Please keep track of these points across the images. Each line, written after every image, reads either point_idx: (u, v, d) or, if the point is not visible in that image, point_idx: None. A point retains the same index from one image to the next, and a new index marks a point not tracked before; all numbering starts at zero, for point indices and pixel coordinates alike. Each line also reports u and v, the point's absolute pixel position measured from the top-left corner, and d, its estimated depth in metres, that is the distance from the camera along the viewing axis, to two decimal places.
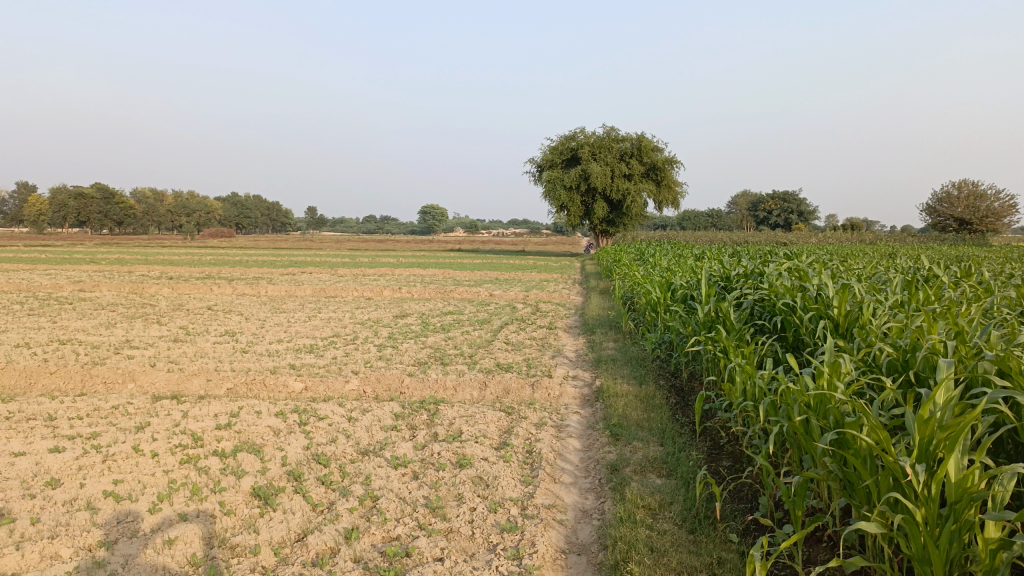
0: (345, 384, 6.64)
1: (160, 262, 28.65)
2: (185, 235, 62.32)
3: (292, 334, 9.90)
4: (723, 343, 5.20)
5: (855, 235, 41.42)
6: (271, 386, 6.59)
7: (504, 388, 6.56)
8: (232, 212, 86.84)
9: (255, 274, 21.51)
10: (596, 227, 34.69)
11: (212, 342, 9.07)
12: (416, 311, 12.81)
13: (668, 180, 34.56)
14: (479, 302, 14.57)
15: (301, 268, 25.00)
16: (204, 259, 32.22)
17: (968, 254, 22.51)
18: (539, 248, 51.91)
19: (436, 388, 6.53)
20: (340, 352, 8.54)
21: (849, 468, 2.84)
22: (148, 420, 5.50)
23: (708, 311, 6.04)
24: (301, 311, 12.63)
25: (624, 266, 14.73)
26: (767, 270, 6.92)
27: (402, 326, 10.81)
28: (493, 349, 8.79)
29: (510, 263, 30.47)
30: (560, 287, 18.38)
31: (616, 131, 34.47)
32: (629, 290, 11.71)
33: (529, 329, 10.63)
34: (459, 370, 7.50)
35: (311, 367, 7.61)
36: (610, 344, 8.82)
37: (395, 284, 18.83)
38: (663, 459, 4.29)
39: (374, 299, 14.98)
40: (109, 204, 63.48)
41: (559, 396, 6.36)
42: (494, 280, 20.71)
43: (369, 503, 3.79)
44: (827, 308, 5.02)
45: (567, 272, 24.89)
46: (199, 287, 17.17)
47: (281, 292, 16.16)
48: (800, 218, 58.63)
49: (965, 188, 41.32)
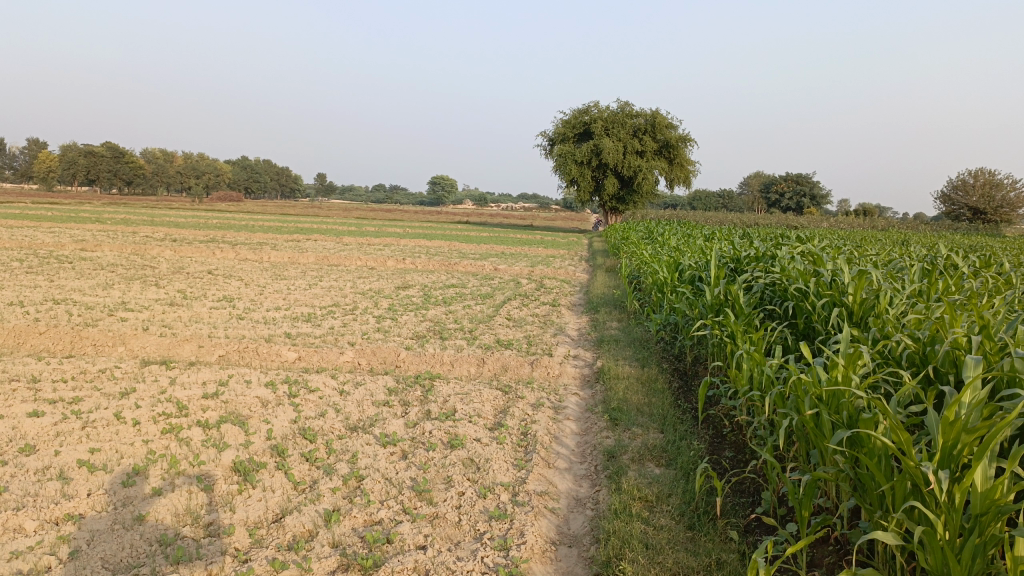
0: (339, 355, 6.47)
1: (166, 224, 28.52)
2: (193, 198, 62.17)
3: (290, 302, 9.73)
4: (731, 327, 5.00)
5: (867, 221, 40.95)
6: (263, 355, 6.43)
7: (502, 365, 6.39)
8: (241, 176, 86.56)
9: (260, 240, 21.36)
10: (606, 203, 34.34)
11: (209, 308, 8.92)
12: (419, 283, 12.62)
13: (681, 159, 34.12)
14: (483, 276, 14.38)
15: (306, 235, 24.83)
16: (211, 222, 32.10)
17: (983, 244, 22.15)
18: (548, 223, 51.54)
19: (432, 363, 6.35)
20: (338, 322, 8.37)
21: (861, 468, 2.65)
22: (134, 387, 5.35)
23: (716, 293, 5.83)
24: (302, 278, 12.46)
25: (631, 245, 14.50)
26: (779, 254, 6.69)
27: (403, 298, 10.63)
28: (494, 324, 8.61)
29: (517, 237, 30.22)
30: (567, 263, 18.16)
31: (630, 107, 33.98)
32: (636, 268, 11.49)
33: (532, 305, 10.44)
34: (458, 345, 7.33)
35: (306, 337, 7.45)
36: (614, 324, 8.61)
37: (399, 254, 18.63)
38: (663, 447, 4.11)
39: (378, 269, 14.80)
40: (118, 164, 63.24)
41: (559, 376, 6.18)
42: (501, 254, 20.49)
43: (353, 484, 3.62)
44: (842, 295, 4.81)
45: (575, 248, 24.66)
46: (202, 250, 17.01)
47: (284, 259, 15.99)
48: (812, 202, 58.04)
49: (981, 177, 40.73)
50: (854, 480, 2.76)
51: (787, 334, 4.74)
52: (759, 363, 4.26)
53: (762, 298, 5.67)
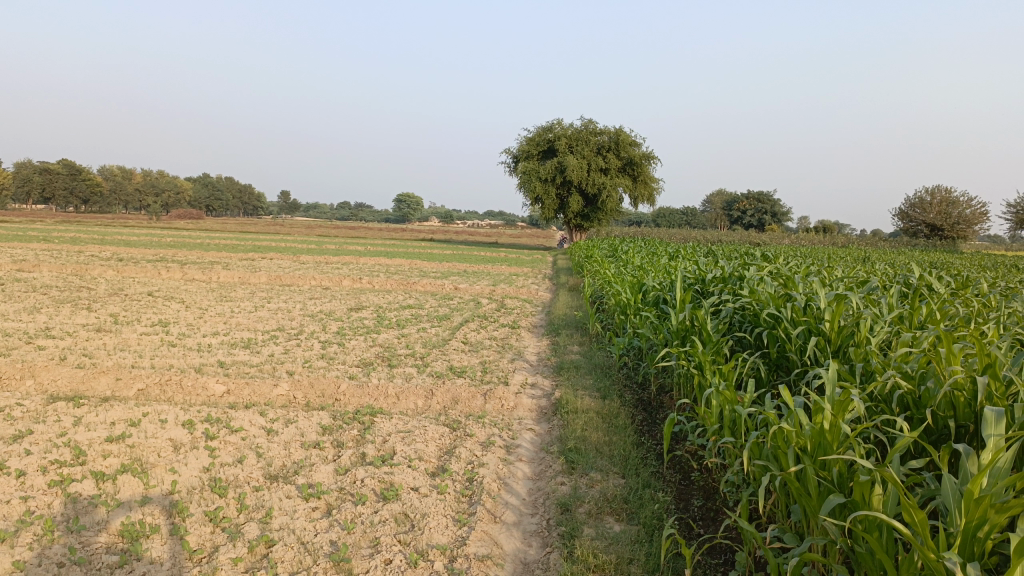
0: (273, 387, 5.89)
1: (115, 242, 27.57)
2: (150, 216, 60.71)
3: (231, 326, 9.10)
4: (699, 357, 4.55)
5: (829, 238, 41.29)
6: (189, 389, 5.83)
7: (452, 397, 5.86)
8: (202, 193, 85.02)
9: (212, 258, 20.58)
10: (570, 221, 34.08)
11: (139, 334, 8.26)
12: (373, 304, 12.05)
13: (645, 176, 34.04)
14: (441, 296, 13.83)
15: (261, 253, 24.07)
16: (164, 240, 31.18)
17: (941, 261, 22.26)
18: (513, 241, 51.10)
19: (376, 395, 5.80)
20: (279, 349, 7.78)
21: (859, 544, 2.23)
22: (30, 427, 4.72)
23: (681, 317, 5.40)
24: (249, 300, 11.80)
25: (595, 263, 14.09)
26: (748, 275, 6.29)
27: (354, 320, 10.05)
28: (448, 349, 8.07)
29: (480, 255, 29.72)
30: (529, 283, 17.71)
31: (594, 124, 33.83)
32: (599, 289, 11.06)
33: (491, 327, 9.93)
34: (407, 373, 6.79)
35: (241, 365, 6.85)
36: (576, 348, 8.14)
37: (356, 273, 17.99)
38: (624, 497, 3.63)
39: (332, 290, 14.19)
40: (74, 181, 61.48)
41: (513, 409, 5.68)
42: (462, 273, 20.00)
43: (261, 552, 3.08)
44: (818, 322, 4.42)
45: (539, 266, 24.23)
46: (147, 270, 16.20)
47: (234, 279, 15.28)
48: (775, 220, 58.62)
49: (938, 194, 41.37)
50: (851, 555, 2.33)
51: (760, 365, 4.32)
52: (732, 401, 3.83)
53: (731, 324, 5.25)
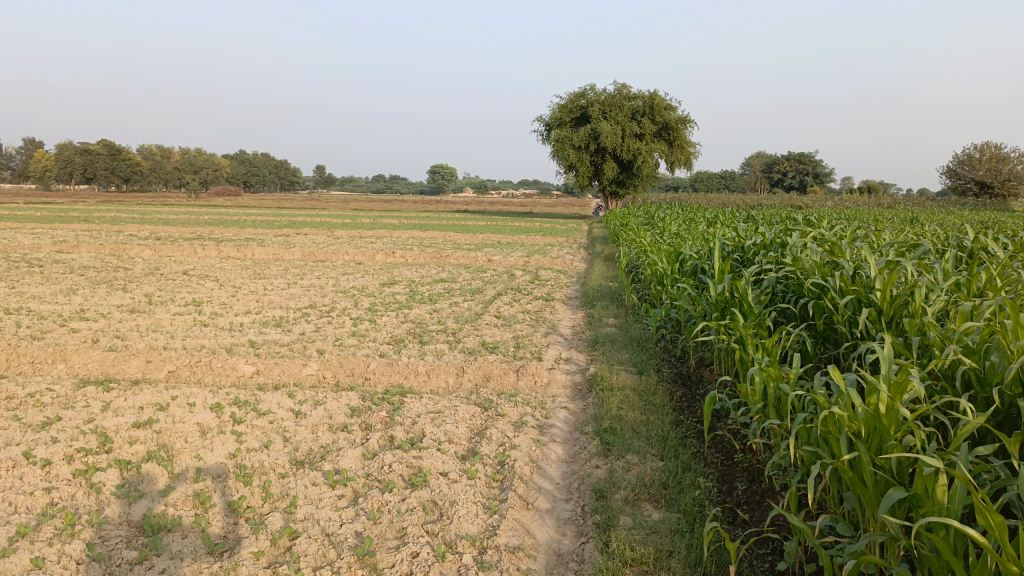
0: (302, 367, 5.81)
1: (154, 221, 27.93)
2: (189, 195, 61.50)
3: (263, 304, 9.06)
4: (741, 330, 4.33)
5: (872, 199, 40.13)
6: (218, 370, 5.77)
7: (484, 374, 5.71)
8: (239, 171, 85.88)
9: (248, 235, 20.68)
10: (605, 188, 33.59)
11: (173, 314, 8.26)
12: (406, 278, 11.94)
13: (681, 141, 33.33)
14: (475, 268, 13.67)
15: (296, 229, 24.16)
16: (203, 218, 31.58)
17: (992, 219, 21.45)
18: (548, 209, 50.75)
19: (406, 374, 5.68)
20: (310, 327, 7.70)
21: (924, 543, 2.05)
22: (59, 414, 4.70)
23: (720, 288, 5.16)
24: (283, 276, 11.77)
25: (630, 231, 13.79)
26: (792, 241, 6.00)
27: (386, 296, 9.95)
28: (480, 324, 7.92)
29: (515, 225, 29.49)
30: (564, 253, 17.45)
31: (628, 89, 33.13)
32: (635, 258, 10.78)
33: (524, 300, 9.75)
34: (438, 350, 6.66)
35: (272, 345, 6.78)
36: (611, 320, 7.93)
37: (390, 247, 17.92)
38: (664, 482, 3.44)
39: (365, 264, 14.12)
40: (114, 161, 62.45)
41: (547, 386, 5.51)
42: (496, 244, 19.81)
43: (283, 545, 2.97)
44: (869, 291, 4.15)
45: (574, 235, 23.91)
46: (184, 249, 16.32)
47: (268, 255, 15.30)
48: (815, 182, 57.23)
49: (987, 151, 39.87)
50: (913, 552, 2.14)
51: (806, 338, 4.08)
52: (778, 378, 3.61)
53: (774, 294, 5.00)
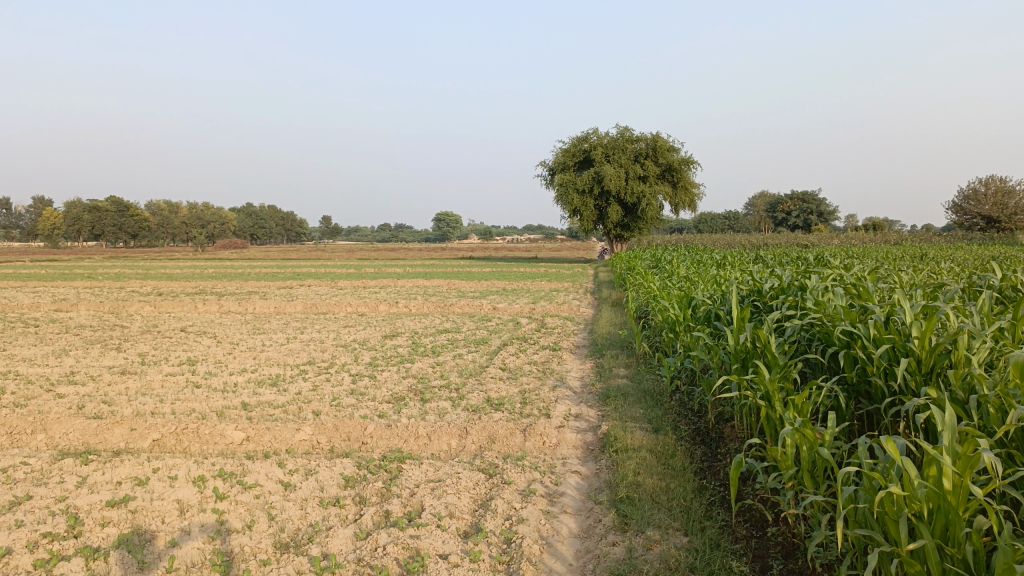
0: (295, 432, 5.45)
1: (157, 276, 27.72)
2: (195, 248, 61.67)
3: (260, 362, 8.73)
4: (766, 386, 3.97)
5: (879, 236, 39.86)
6: (206, 438, 5.42)
7: (489, 435, 5.34)
8: (245, 224, 86.37)
9: (250, 289, 20.46)
10: (610, 232, 33.43)
11: (165, 375, 7.93)
12: (409, 330, 11.62)
13: (685, 182, 33.27)
14: (480, 317, 13.35)
15: (299, 280, 23.95)
16: (207, 272, 31.44)
17: (1002, 254, 21.09)
18: (553, 254, 50.63)
19: (406, 436, 5.32)
20: (307, 385, 7.36)
21: None
22: (31, 492, 4.36)
23: (739, 337, 4.81)
24: (282, 331, 11.46)
25: (638, 274, 13.48)
26: (811, 284, 5.66)
27: (388, 349, 9.61)
28: (485, 378, 7.56)
29: (520, 271, 29.25)
30: (571, 298, 17.16)
31: (629, 132, 33.21)
32: (644, 303, 10.45)
33: (531, 350, 9.40)
34: (440, 408, 6.29)
35: (265, 407, 6.44)
36: (622, 370, 7.56)
37: (393, 297, 17.63)
38: (691, 564, 3.07)
39: (367, 316, 13.82)
40: (122, 217, 62.85)
41: (556, 447, 5.14)
42: (502, 291, 19.53)
43: None
44: (905, 340, 3.81)
45: (579, 280, 23.65)
46: (184, 304, 16.07)
47: (269, 309, 15.02)
48: (820, 220, 57.11)
49: (992, 185, 39.69)
50: None
51: (840, 393, 3.73)
52: (815, 443, 3.24)
53: (798, 343, 4.65)
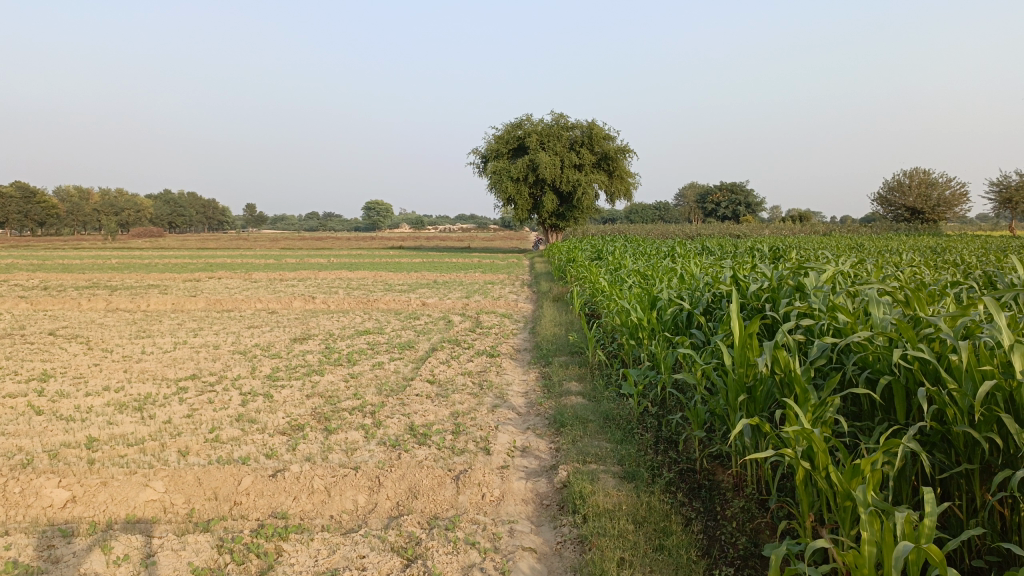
0: (141, 488, 3.98)
1: (50, 266, 25.17)
2: (105, 236, 57.83)
3: (133, 377, 7.11)
4: (807, 441, 2.74)
5: (808, 226, 39.95)
6: (14, 497, 3.89)
7: (410, 487, 4.00)
8: (165, 211, 82.21)
9: (151, 282, 18.41)
10: (545, 221, 32.33)
11: (2, 396, 6.25)
12: (324, 331, 10.10)
13: (621, 171, 32.38)
14: (406, 314, 11.92)
15: (209, 272, 21.90)
16: (110, 262, 28.92)
17: (931, 246, 20.77)
18: (485, 244, 49.33)
19: (297, 491, 3.94)
20: (183, 410, 5.85)
21: None
22: None
23: (743, 358, 3.58)
24: (173, 334, 9.76)
25: (580, 266, 12.26)
26: (815, 283, 4.48)
27: (295, 356, 8.11)
28: (409, 396, 6.19)
29: (452, 261, 27.80)
30: (506, 292, 15.86)
31: (564, 119, 32.10)
32: (592, 301, 9.21)
33: (465, 356, 8.05)
34: (349, 442, 4.90)
35: (117, 446, 4.91)
36: (574, 385, 6.29)
37: (311, 291, 15.95)
38: None
39: (279, 313, 12.21)
40: (27, 204, 58.33)
41: (500, 502, 3.85)
42: (432, 283, 18.08)
43: None
44: (1004, 375, 2.66)
45: (514, 272, 22.38)
46: (67, 301, 14.05)
47: (166, 306, 13.18)
48: (748, 210, 57.56)
49: (915, 177, 40.28)
50: None
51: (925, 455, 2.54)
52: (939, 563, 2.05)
53: (825, 369, 3.45)
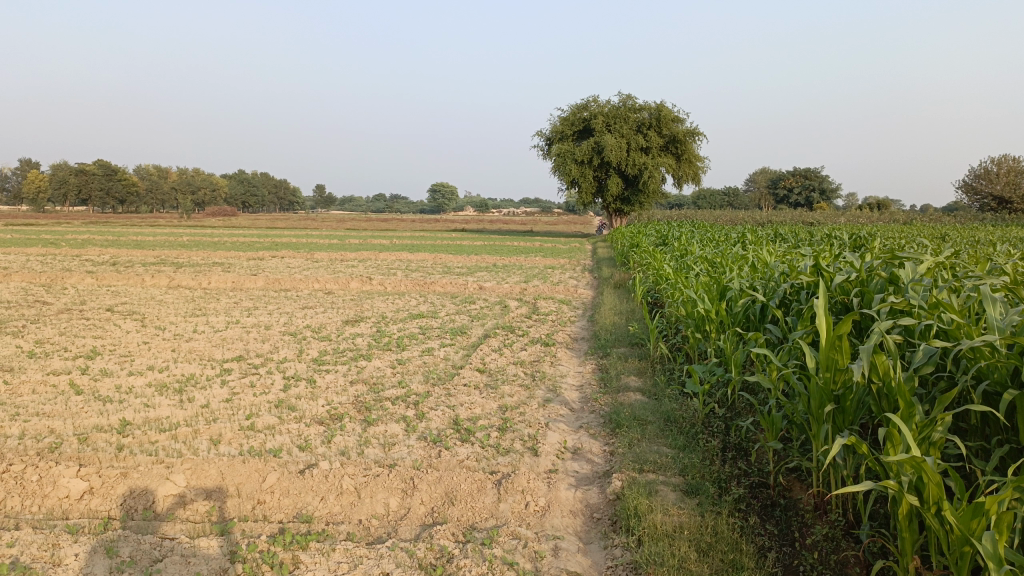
0: (162, 482, 3.73)
1: (122, 242, 25.82)
2: (179, 215, 59.45)
3: (179, 357, 6.95)
4: (915, 470, 2.25)
5: (884, 214, 38.18)
6: (31, 486, 3.69)
7: (447, 492, 3.63)
8: (237, 191, 84.21)
9: (215, 259, 18.58)
10: (610, 205, 31.62)
11: (46, 374, 6.15)
12: (377, 313, 9.86)
13: (689, 154, 31.40)
14: (462, 298, 11.60)
15: (272, 251, 22.05)
16: (180, 240, 29.55)
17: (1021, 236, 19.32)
18: (547, 228, 48.84)
19: (325, 492, 3.62)
20: (223, 394, 5.63)
21: None
22: None
23: (829, 363, 3.10)
24: (226, 313, 9.65)
25: (644, 251, 11.71)
26: (913, 275, 3.92)
27: (344, 339, 7.87)
28: (456, 386, 5.84)
29: (513, 245, 27.43)
30: (567, 277, 15.40)
31: (632, 100, 31.27)
32: (655, 289, 8.69)
33: (520, 344, 7.66)
34: (387, 435, 4.57)
35: (149, 431, 4.70)
36: (634, 380, 5.83)
37: (370, 272, 15.80)
38: None
39: (335, 294, 12.04)
40: (109, 182, 60.40)
41: (546, 513, 3.45)
42: (491, 267, 17.73)
43: None
44: None
45: (576, 256, 21.87)
46: (131, 278, 14.18)
47: (225, 284, 13.18)
48: (822, 197, 55.43)
49: (1004, 164, 37.96)
50: None
51: None
52: None
53: (931, 379, 2.93)
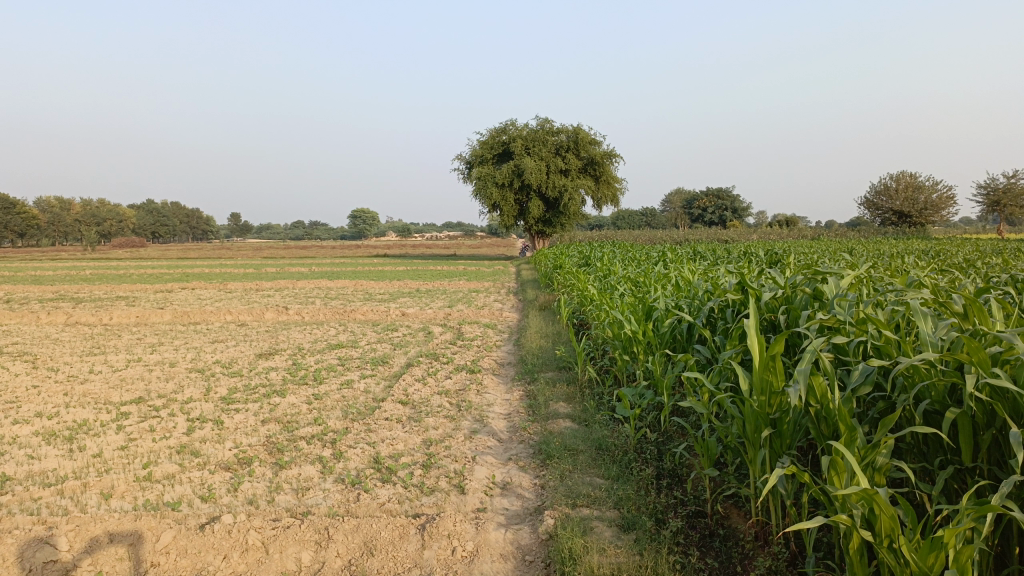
0: (40, 546, 3.30)
1: (19, 278, 24.30)
2: (84, 248, 56.64)
3: (73, 400, 6.39)
4: (867, 502, 2.11)
5: (793, 231, 39.60)
6: None
7: (366, 541, 3.33)
8: (147, 222, 81.03)
9: (121, 293, 17.60)
10: (532, 227, 31.70)
11: None
12: (294, 345, 9.41)
13: (608, 176, 31.83)
14: (384, 326, 11.23)
15: (183, 282, 21.09)
16: (84, 273, 28.04)
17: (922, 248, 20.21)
18: (470, 252, 48.66)
19: (229, 548, 3.27)
20: (119, 440, 5.15)
21: None
22: None
23: (764, 385, 2.96)
24: (129, 351, 9.02)
25: (568, 272, 11.62)
26: (837, 290, 3.87)
27: (257, 374, 7.42)
28: (377, 421, 5.52)
29: (436, 269, 27.09)
30: (491, 301, 15.19)
31: (550, 123, 31.56)
32: (581, 310, 8.56)
33: (444, 372, 7.37)
34: (302, 479, 4.23)
35: (30, 487, 4.21)
36: (563, 406, 5.63)
37: (287, 301, 15.23)
38: None
39: (250, 326, 11.49)
40: (5, 214, 57.07)
41: (474, 559, 3.19)
42: (414, 292, 17.37)
43: None
44: None
45: (500, 279, 21.72)
46: (25, 315, 13.23)
47: (130, 320, 12.43)
48: (736, 216, 57.20)
49: (901, 181, 39.99)
50: None
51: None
52: None
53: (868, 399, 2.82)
